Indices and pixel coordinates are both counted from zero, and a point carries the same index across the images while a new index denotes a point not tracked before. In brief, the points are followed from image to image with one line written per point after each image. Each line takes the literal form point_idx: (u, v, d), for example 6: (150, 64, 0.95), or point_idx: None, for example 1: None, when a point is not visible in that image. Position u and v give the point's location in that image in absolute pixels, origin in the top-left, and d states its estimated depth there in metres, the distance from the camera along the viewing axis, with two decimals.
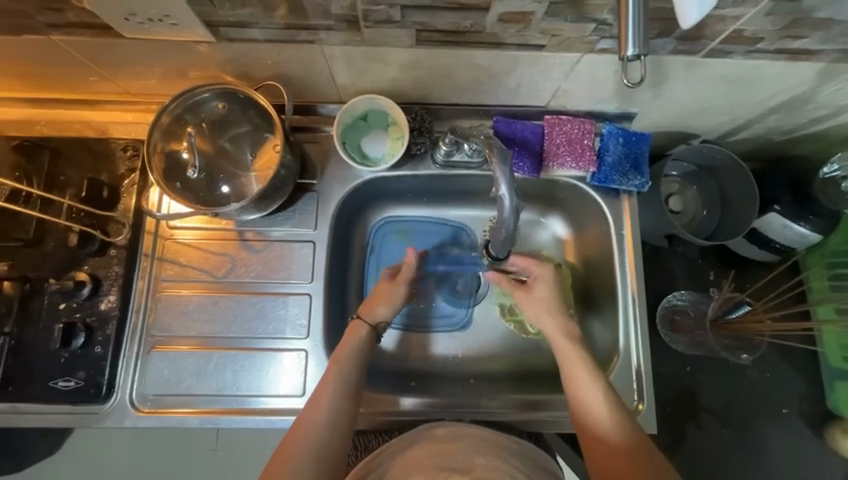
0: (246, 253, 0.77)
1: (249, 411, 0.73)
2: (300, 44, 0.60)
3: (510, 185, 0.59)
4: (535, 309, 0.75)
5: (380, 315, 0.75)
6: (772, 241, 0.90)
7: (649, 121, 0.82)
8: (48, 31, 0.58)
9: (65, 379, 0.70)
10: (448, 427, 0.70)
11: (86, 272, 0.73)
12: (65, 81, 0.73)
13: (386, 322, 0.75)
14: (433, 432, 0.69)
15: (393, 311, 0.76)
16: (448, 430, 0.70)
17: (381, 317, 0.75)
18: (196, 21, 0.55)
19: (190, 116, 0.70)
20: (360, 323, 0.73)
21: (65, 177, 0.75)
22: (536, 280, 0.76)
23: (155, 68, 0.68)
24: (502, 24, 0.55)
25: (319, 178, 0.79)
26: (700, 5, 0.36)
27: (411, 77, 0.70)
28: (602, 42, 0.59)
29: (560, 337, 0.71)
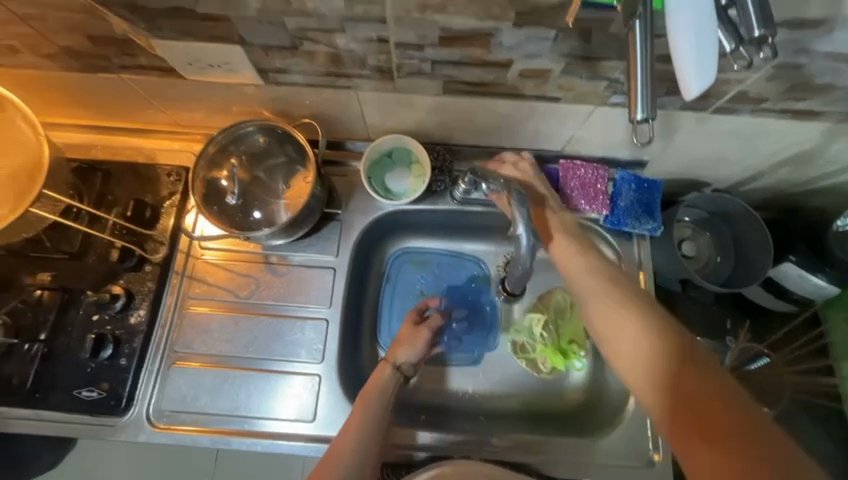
0: (271, 276, 0.81)
1: (260, 434, 0.74)
2: (338, 89, 0.67)
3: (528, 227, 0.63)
4: (576, 281, 0.68)
5: (402, 356, 0.75)
6: (789, 292, 0.90)
7: (660, 168, 0.85)
8: (120, 71, 0.66)
9: (89, 389, 0.73)
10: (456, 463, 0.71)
11: (120, 286, 0.77)
12: (125, 112, 0.81)
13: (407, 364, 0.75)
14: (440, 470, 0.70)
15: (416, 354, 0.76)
16: (455, 467, 0.70)
17: (402, 359, 0.75)
18: (250, 67, 0.62)
19: (233, 147, 0.76)
20: (382, 363, 0.74)
21: (113, 197, 0.82)
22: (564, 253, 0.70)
23: (206, 104, 0.75)
24: (522, 78, 0.61)
25: (343, 208, 0.84)
26: (701, 78, 0.36)
27: (436, 120, 0.76)
28: (615, 97, 0.64)
29: (597, 295, 0.64)
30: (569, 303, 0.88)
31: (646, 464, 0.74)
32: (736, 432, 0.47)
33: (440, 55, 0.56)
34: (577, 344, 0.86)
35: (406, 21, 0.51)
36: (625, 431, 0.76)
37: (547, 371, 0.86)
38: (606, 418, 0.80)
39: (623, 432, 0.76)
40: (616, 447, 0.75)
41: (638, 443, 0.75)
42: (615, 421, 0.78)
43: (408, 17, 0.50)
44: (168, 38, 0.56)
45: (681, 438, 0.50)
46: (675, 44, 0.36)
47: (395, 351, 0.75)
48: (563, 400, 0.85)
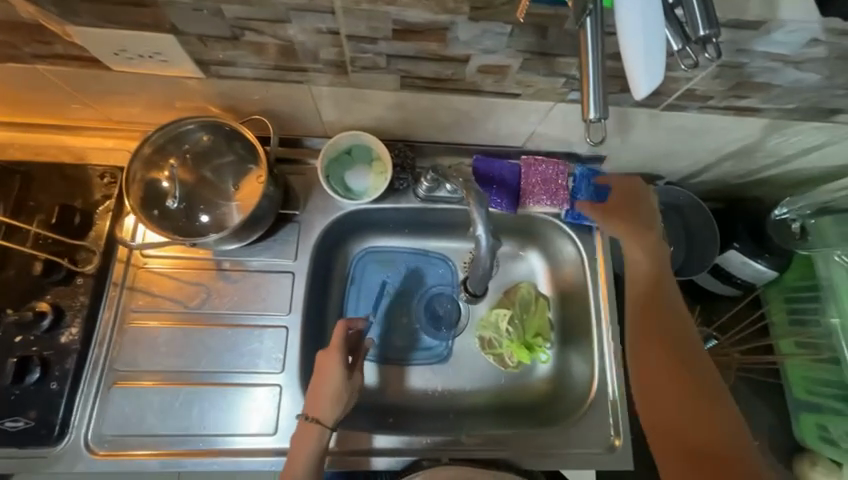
0: (223, 283, 0.76)
1: (217, 452, 0.69)
2: (289, 83, 0.63)
3: (488, 227, 0.63)
4: (638, 262, 0.73)
5: (330, 412, 0.66)
6: (734, 277, 0.95)
7: (617, 163, 0.87)
8: (32, 61, 0.58)
9: (13, 419, 0.65)
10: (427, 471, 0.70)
11: (48, 302, 0.69)
12: (44, 107, 0.72)
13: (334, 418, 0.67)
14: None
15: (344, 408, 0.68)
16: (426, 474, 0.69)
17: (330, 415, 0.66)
18: (187, 59, 0.57)
19: (172, 146, 0.70)
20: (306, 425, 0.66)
21: (35, 202, 0.73)
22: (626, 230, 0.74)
23: (141, 98, 0.68)
24: (481, 74, 0.59)
25: (301, 209, 0.80)
26: (650, 79, 0.35)
27: (396, 116, 0.73)
28: (572, 93, 0.64)
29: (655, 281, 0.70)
30: (534, 296, 0.90)
31: (606, 450, 0.76)
32: (685, 368, 0.67)
33: (396, 48, 0.54)
34: (542, 337, 0.88)
35: (356, 11, 0.48)
36: (585, 420, 0.78)
37: (514, 365, 0.86)
38: (569, 407, 0.82)
39: (584, 421, 0.78)
40: (579, 435, 0.77)
41: (600, 430, 0.77)
42: (578, 409, 0.80)
43: (358, 7, 0.47)
44: (85, 23, 0.50)
45: (647, 366, 0.68)
46: (627, 41, 0.35)
47: (321, 408, 0.66)
48: (532, 393, 0.87)
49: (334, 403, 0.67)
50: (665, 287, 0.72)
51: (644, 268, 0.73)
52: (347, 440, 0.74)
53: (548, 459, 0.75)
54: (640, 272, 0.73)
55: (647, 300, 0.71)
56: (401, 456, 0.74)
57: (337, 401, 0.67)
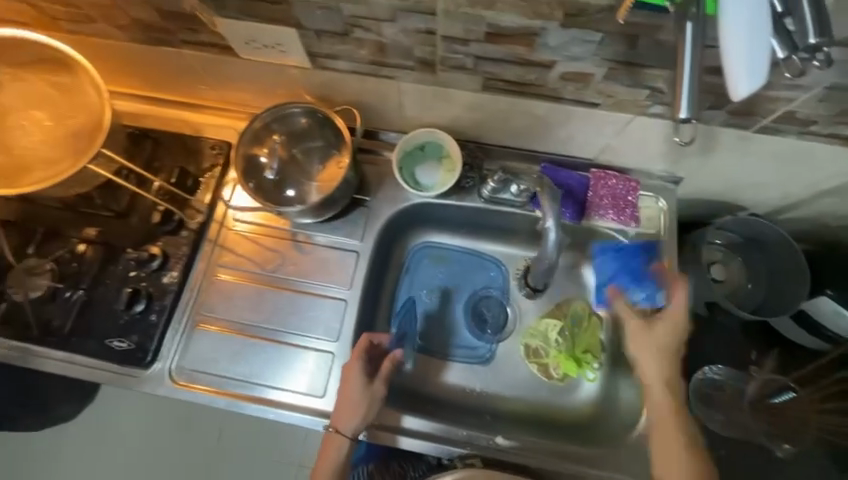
0: (297, 253, 0.84)
1: (271, 402, 0.77)
2: (381, 78, 0.69)
3: (557, 220, 0.67)
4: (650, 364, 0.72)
5: (350, 425, 0.72)
6: (821, 328, 0.86)
7: (695, 187, 0.83)
8: (181, 46, 0.71)
9: (120, 339, 0.78)
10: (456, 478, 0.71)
11: (159, 247, 0.82)
12: (179, 86, 0.86)
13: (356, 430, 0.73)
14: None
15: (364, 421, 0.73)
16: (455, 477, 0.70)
17: (350, 426, 0.72)
18: (300, 50, 0.65)
19: (275, 125, 0.80)
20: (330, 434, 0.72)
21: (160, 164, 0.87)
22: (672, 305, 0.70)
23: (254, 84, 0.79)
24: (562, 81, 0.61)
25: (371, 196, 0.86)
26: (750, 79, 0.36)
27: (471, 117, 0.77)
28: (655, 107, 0.63)
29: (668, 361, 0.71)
30: (587, 313, 0.87)
31: None
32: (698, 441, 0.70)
33: (484, 50, 0.58)
34: (592, 355, 0.85)
35: (455, 14, 0.53)
36: (632, 448, 0.76)
37: (559, 377, 0.86)
38: (613, 431, 0.80)
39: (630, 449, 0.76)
40: (621, 462, 0.76)
41: (646, 461, 0.75)
42: (623, 436, 0.78)
43: (458, 10, 0.52)
44: (230, 16, 0.60)
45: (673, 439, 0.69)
46: (729, 40, 0.36)
47: (344, 422, 0.72)
48: (574, 410, 0.85)
49: (356, 418, 0.72)
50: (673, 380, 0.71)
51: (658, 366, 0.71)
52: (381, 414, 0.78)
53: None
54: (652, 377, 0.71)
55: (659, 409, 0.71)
56: (426, 440, 0.76)
57: (358, 416, 0.72)
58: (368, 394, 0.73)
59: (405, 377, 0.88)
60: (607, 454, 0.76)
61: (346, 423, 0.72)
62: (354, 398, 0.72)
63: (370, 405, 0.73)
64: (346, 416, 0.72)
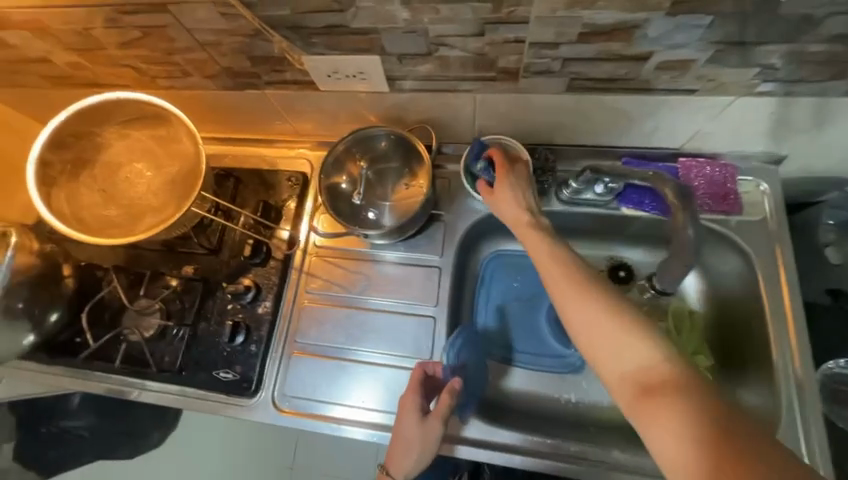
0: (379, 274, 0.85)
1: (371, 424, 0.77)
2: (458, 93, 0.70)
3: (694, 218, 0.63)
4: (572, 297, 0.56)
5: (405, 466, 0.69)
6: None
7: (799, 165, 0.77)
8: (265, 86, 0.76)
9: (226, 370, 0.81)
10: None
11: (250, 279, 0.85)
12: (257, 124, 0.91)
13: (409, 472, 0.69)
14: None
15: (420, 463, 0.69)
16: None
17: (404, 470, 0.69)
18: (381, 75, 0.68)
19: (355, 150, 0.82)
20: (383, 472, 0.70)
21: (243, 200, 0.91)
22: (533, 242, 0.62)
23: (328, 114, 0.82)
24: (658, 71, 0.58)
25: (445, 210, 0.86)
26: None
27: (547, 121, 0.74)
28: (763, 85, 0.59)
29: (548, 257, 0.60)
30: (688, 311, 0.80)
31: None
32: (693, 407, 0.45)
33: (575, 51, 0.56)
34: (703, 357, 0.77)
35: (549, 19, 0.52)
36: None
37: None
38: None
39: None
40: None
41: None
42: None
43: (553, 15, 0.51)
44: (318, 52, 0.64)
45: (663, 406, 0.46)
46: None
47: (399, 459, 0.69)
48: None
49: (410, 459, 0.69)
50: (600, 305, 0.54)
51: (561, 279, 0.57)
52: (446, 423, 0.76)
53: None
54: (569, 304, 0.56)
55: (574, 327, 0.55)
56: (494, 448, 0.74)
57: (414, 457, 0.69)
58: (423, 435, 0.69)
59: (495, 390, 0.86)
60: None
61: (402, 464, 0.69)
62: (410, 442, 0.69)
63: (424, 444, 0.69)
64: (401, 458, 0.69)
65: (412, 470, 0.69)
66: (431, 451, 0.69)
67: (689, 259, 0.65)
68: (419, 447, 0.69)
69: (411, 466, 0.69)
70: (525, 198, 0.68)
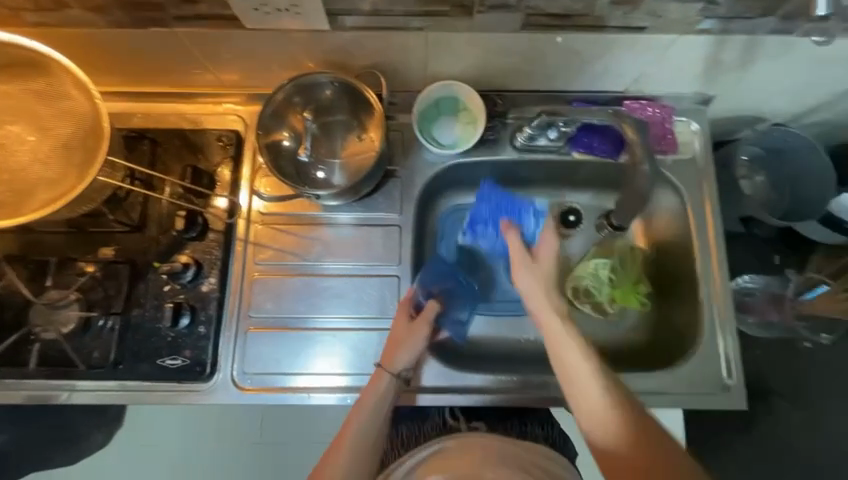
0: (335, 237, 0.80)
1: (343, 388, 0.76)
2: (408, 32, 0.64)
3: (646, 151, 0.69)
4: (563, 339, 0.63)
5: (399, 363, 0.69)
6: (844, 224, 0.91)
7: (724, 106, 0.83)
8: (174, 23, 0.64)
9: (172, 357, 0.73)
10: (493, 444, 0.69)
11: (188, 256, 0.76)
12: (169, 74, 0.76)
13: (405, 370, 0.70)
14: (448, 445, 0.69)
15: (413, 357, 0.70)
16: (458, 442, 0.69)
17: (397, 366, 0.69)
18: (319, 9, 0.59)
19: (295, 101, 0.73)
20: (379, 370, 0.69)
21: (165, 165, 0.78)
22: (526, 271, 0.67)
23: (258, 59, 0.71)
24: (612, 6, 0.59)
25: (400, 165, 0.82)
26: None
27: (502, 64, 0.72)
28: (704, 22, 0.62)
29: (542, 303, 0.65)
30: (629, 248, 0.86)
31: (721, 390, 0.75)
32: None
33: None
34: (642, 285, 0.85)
35: None
36: (696, 362, 0.77)
37: (613, 310, 0.86)
38: (674, 352, 0.82)
39: (695, 363, 0.77)
40: (689, 376, 0.76)
41: (712, 371, 0.76)
42: (686, 353, 0.79)
43: None
44: None
45: None
46: None
47: (391, 357, 0.69)
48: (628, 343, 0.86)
49: (363, 414, 0.66)
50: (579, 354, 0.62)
51: (556, 306, 0.65)
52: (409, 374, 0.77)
53: (664, 396, 0.75)
54: (570, 362, 0.62)
55: (553, 343, 0.63)
56: (458, 391, 0.77)
57: (368, 419, 0.66)
58: (387, 389, 0.68)
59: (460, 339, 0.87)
60: (676, 371, 0.76)
61: (356, 422, 0.66)
62: (371, 397, 0.67)
63: (384, 395, 0.67)
64: (356, 415, 0.66)
65: (363, 432, 0.65)
66: (384, 418, 0.67)
67: (643, 191, 0.73)
68: (376, 405, 0.67)
69: (361, 427, 0.65)
70: (551, 283, 0.67)
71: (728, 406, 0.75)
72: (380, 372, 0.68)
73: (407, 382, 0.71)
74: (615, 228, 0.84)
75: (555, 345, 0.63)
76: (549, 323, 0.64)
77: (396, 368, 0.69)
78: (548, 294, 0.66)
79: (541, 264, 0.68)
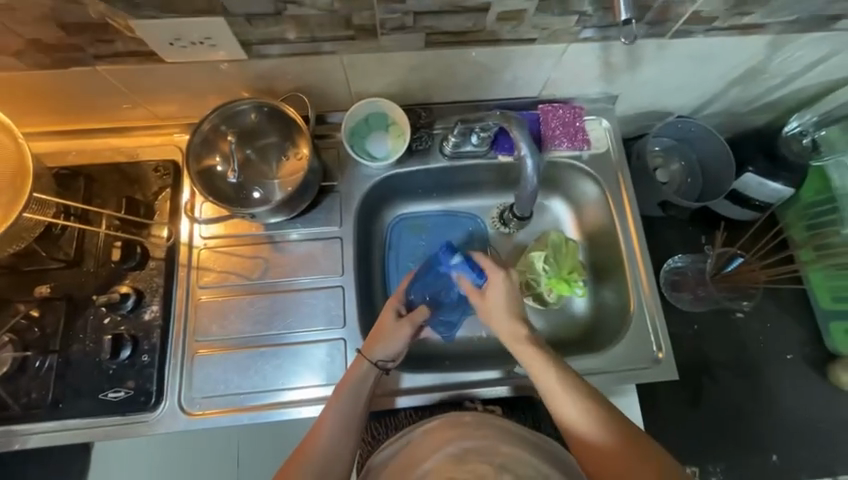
0: (279, 255, 0.82)
1: (292, 404, 0.75)
2: (322, 56, 0.69)
3: (531, 147, 0.71)
4: (534, 359, 0.67)
5: (379, 352, 0.72)
6: (751, 199, 1.01)
7: (629, 103, 0.91)
8: (94, 62, 0.67)
9: (115, 390, 0.73)
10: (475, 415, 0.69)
11: (128, 286, 0.76)
12: (101, 110, 0.78)
13: (385, 360, 0.72)
14: (461, 418, 0.69)
15: (393, 350, 0.72)
16: (476, 417, 0.69)
17: (379, 354, 0.72)
18: (234, 41, 0.64)
19: (224, 126, 0.76)
20: (358, 357, 0.71)
21: (101, 199, 0.79)
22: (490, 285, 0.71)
23: (186, 90, 0.75)
24: (500, 23, 0.67)
25: (338, 180, 0.85)
26: None
27: (418, 79, 0.78)
28: (584, 31, 0.70)
29: (501, 312, 0.70)
30: (564, 240, 0.90)
31: (652, 363, 0.80)
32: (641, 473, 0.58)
33: (423, 5, 0.62)
34: (577, 274, 0.89)
35: None
36: (628, 340, 0.82)
37: (553, 300, 0.89)
38: (611, 332, 0.86)
39: (627, 341, 0.82)
40: (623, 355, 0.81)
41: (643, 347, 0.81)
42: (619, 332, 0.84)
43: None
44: (147, 15, 0.58)
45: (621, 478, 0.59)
46: None
47: (375, 345, 0.72)
48: (571, 329, 0.91)
49: (336, 410, 0.67)
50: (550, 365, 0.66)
51: (513, 331, 0.69)
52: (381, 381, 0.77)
53: (602, 376, 0.79)
54: (546, 380, 0.65)
55: (532, 366, 0.67)
56: (427, 394, 0.77)
57: (340, 418, 0.67)
58: (364, 380, 0.70)
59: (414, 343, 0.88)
60: (610, 351, 0.81)
61: (329, 415, 0.66)
62: (345, 393, 0.68)
63: (361, 391, 0.69)
64: (330, 410, 0.67)
65: (335, 429, 0.66)
66: (356, 418, 0.68)
67: (533, 183, 0.75)
68: (351, 405, 0.68)
69: (334, 424, 0.66)
70: (514, 300, 0.71)
71: (661, 378, 0.80)
72: (361, 359, 0.71)
73: (387, 372, 0.73)
74: (519, 219, 0.89)
75: (536, 373, 0.66)
76: (517, 347, 0.69)
77: (375, 357, 0.71)
78: (509, 315, 0.70)
79: (509, 288, 0.71)
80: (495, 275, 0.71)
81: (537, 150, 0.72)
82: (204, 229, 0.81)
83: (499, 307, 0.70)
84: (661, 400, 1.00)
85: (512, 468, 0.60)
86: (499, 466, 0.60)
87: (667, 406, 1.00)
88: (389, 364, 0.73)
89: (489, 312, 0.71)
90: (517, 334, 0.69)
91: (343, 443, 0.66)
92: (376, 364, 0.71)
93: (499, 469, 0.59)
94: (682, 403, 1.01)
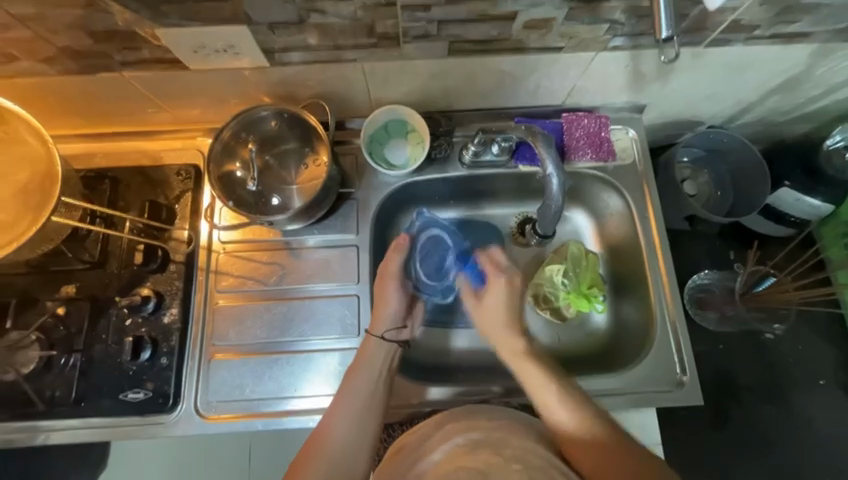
0: (295, 261, 0.82)
1: (307, 411, 0.75)
2: (344, 63, 0.69)
3: (557, 166, 0.70)
4: (528, 368, 0.67)
5: (383, 325, 0.74)
6: (786, 214, 0.97)
7: (658, 112, 0.87)
8: (121, 68, 0.68)
9: (134, 391, 0.74)
10: (492, 410, 0.67)
11: (149, 288, 0.77)
12: (125, 113, 0.79)
13: (391, 333, 0.75)
14: (477, 413, 0.66)
15: (397, 318, 0.75)
16: (491, 412, 0.67)
17: (384, 329, 0.74)
18: (256, 48, 0.64)
19: (245, 133, 0.77)
20: (366, 338, 0.73)
21: (124, 202, 0.80)
22: (489, 290, 0.75)
23: (209, 96, 0.75)
24: (526, 31, 0.65)
25: (356, 187, 0.84)
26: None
27: (439, 86, 0.77)
28: (614, 40, 0.68)
29: (495, 314, 0.74)
30: (585, 252, 0.87)
31: (676, 386, 0.77)
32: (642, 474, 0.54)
33: (447, 13, 0.61)
34: (598, 288, 0.85)
35: None
36: (652, 359, 0.79)
37: (572, 315, 0.87)
38: (633, 349, 0.83)
39: (650, 361, 0.79)
40: (645, 377, 0.78)
41: (666, 368, 0.78)
42: (640, 352, 0.81)
43: None
44: (172, 24, 0.59)
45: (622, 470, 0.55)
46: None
47: (377, 321, 0.74)
48: (589, 346, 0.88)
49: (344, 408, 0.67)
50: (550, 374, 0.66)
51: (513, 344, 0.71)
52: (398, 392, 0.77)
53: (623, 397, 0.76)
54: (540, 389, 0.65)
55: (528, 379, 0.66)
56: (439, 409, 0.76)
57: (352, 427, 0.65)
58: (376, 382, 0.70)
59: (429, 353, 0.87)
60: (630, 372, 0.78)
61: (339, 418, 0.66)
62: (353, 394, 0.68)
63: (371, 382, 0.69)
64: (340, 404, 0.67)
65: (348, 425, 0.65)
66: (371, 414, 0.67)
67: (557, 202, 0.73)
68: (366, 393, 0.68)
69: (344, 431, 0.65)
70: (515, 312, 0.74)
71: (687, 401, 0.76)
72: (369, 336, 0.73)
73: (403, 342, 0.75)
74: (541, 237, 0.86)
75: (532, 382, 0.66)
76: (518, 358, 0.69)
77: (382, 332, 0.74)
78: (510, 326, 0.72)
79: (510, 296, 0.74)
80: (499, 281, 0.74)
81: (562, 168, 0.70)
82: (222, 233, 0.82)
83: (497, 311, 0.74)
84: (683, 420, 0.97)
85: (524, 459, 0.57)
86: (509, 457, 0.56)
87: (691, 428, 0.96)
88: (401, 335, 0.76)
89: (486, 315, 0.74)
90: (510, 343, 0.71)
91: (354, 450, 0.64)
92: (384, 338, 0.73)
93: (513, 460, 0.57)
94: (706, 425, 0.97)
